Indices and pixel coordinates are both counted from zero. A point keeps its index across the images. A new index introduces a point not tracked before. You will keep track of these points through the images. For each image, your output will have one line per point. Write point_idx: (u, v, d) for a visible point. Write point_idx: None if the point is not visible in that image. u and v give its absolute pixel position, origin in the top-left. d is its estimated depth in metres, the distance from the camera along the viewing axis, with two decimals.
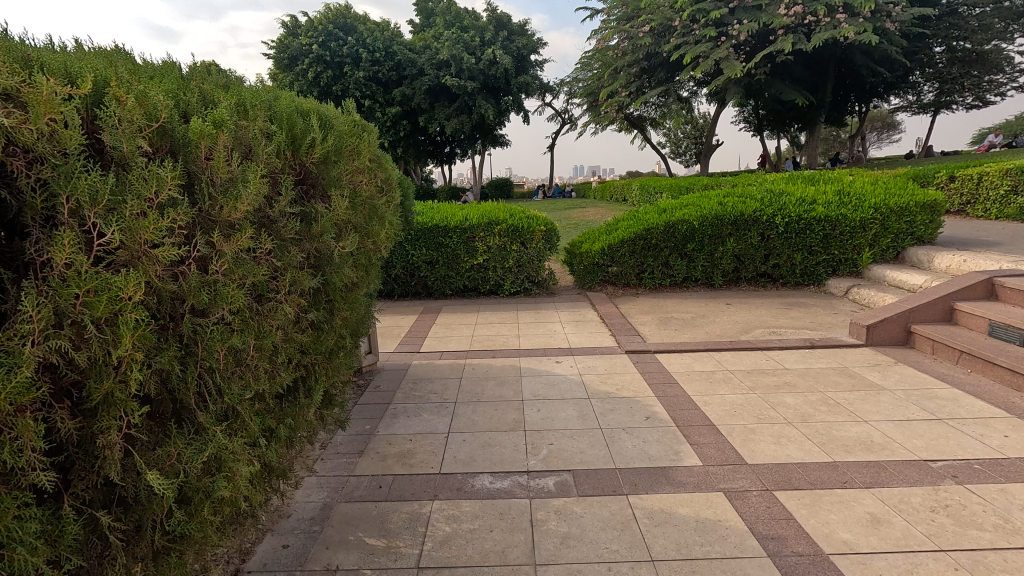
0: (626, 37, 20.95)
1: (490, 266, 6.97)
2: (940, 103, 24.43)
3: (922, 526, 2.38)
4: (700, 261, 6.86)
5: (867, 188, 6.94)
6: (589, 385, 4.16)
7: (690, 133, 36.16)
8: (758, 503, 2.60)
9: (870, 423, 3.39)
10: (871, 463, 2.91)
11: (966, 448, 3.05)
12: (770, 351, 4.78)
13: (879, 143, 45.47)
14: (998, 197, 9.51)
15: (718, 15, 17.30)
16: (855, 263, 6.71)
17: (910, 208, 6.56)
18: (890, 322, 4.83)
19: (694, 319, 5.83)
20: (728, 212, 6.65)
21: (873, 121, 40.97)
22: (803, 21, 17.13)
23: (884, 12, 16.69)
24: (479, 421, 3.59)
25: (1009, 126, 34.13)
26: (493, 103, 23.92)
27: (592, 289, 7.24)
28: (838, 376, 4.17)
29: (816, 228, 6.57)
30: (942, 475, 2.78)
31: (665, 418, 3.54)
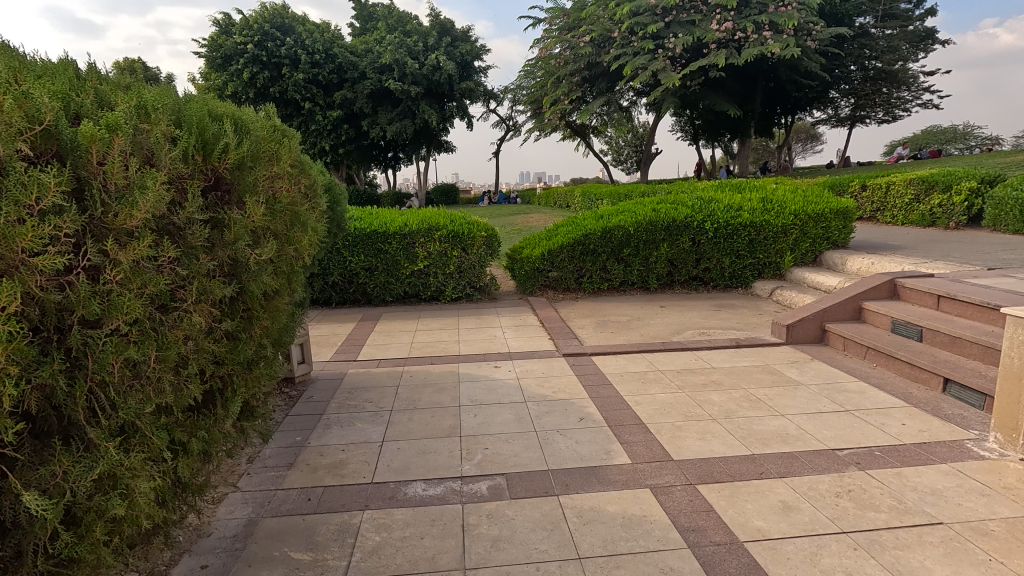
0: (568, 46, 21.48)
1: (431, 272, 6.94)
2: (855, 117, 26.35)
3: (827, 511, 2.56)
4: (636, 265, 7.08)
5: (788, 196, 7.39)
6: (526, 388, 4.21)
7: (631, 141, 37.32)
8: (681, 497, 2.72)
9: (787, 416, 3.60)
10: (785, 454, 3.11)
11: (869, 436, 3.29)
12: (699, 351, 5.00)
13: (803, 153, 48.54)
14: (903, 204, 10.35)
15: (654, 28, 17.94)
16: (778, 266, 7.11)
17: (825, 214, 7.02)
18: (806, 321, 5.16)
19: (630, 322, 6.01)
20: (661, 218, 6.91)
21: (798, 132, 43.78)
22: (733, 37, 18.03)
23: (805, 31, 17.86)
24: (414, 428, 3.56)
25: (915, 140, 37.20)
26: (436, 109, 23.82)
27: (533, 294, 7.34)
28: (760, 373, 4.41)
29: (742, 233, 6.93)
30: (846, 463, 3.00)
31: (598, 418, 3.64)
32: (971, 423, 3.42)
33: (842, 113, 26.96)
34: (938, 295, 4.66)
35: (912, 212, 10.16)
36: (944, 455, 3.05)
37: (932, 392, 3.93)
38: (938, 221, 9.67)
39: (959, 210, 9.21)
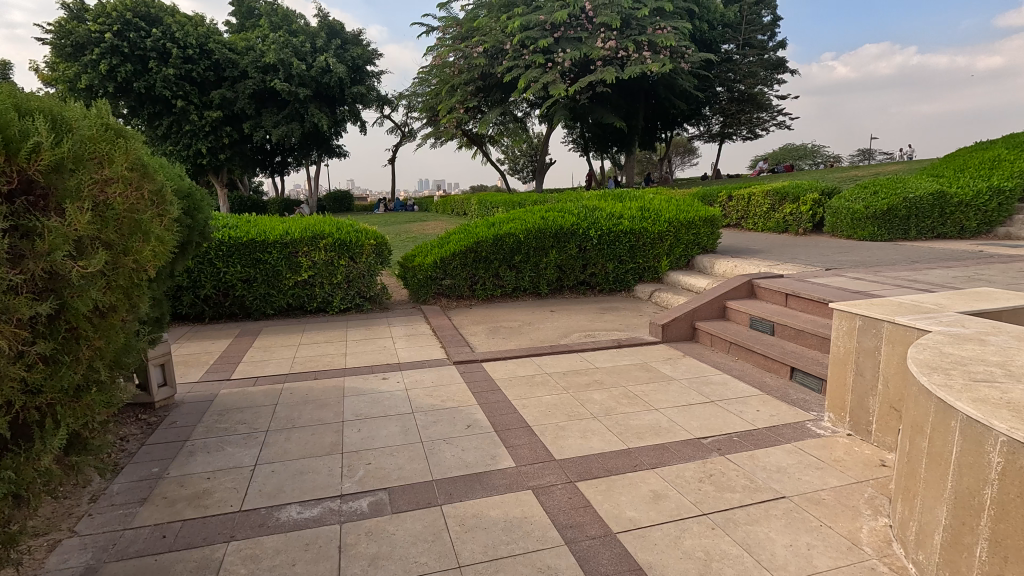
0: (461, 56, 21.61)
1: (317, 283, 6.61)
2: (724, 134, 29.08)
3: (690, 496, 2.77)
4: (527, 271, 7.25)
5: (663, 205, 7.96)
6: (414, 399, 4.13)
7: (526, 151, 38.31)
8: (561, 495, 2.80)
9: (660, 410, 3.86)
10: (657, 446, 3.32)
11: (729, 424, 3.62)
12: (584, 352, 5.21)
13: (682, 166, 52.76)
14: (762, 213, 11.56)
15: (545, 43, 18.60)
16: (656, 270, 7.62)
17: (695, 222, 7.66)
18: (679, 320, 5.57)
19: (521, 327, 6.13)
20: (549, 226, 7.13)
21: (677, 147, 47.50)
22: (616, 55, 19.16)
23: (679, 54, 19.39)
24: (292, 448, 3.35)
25: (774, 156, 41.86)
26: (326, 113, 22.86)
27: (426, 303, 7.25)
28: (638, 370, 4.69)
29: (623, 240, 7.35)
30: (709, 449, 3.26)
31: (486, 424, 3.67)
32: (811, 405, 3.88)
33: (713, 129, 29.63)
34: (786, 294, 5.24)
35: (769, 220, 11.37)
36: (789, 436, 3.42)
37: (782, 378, 4.40)
38: (789, 228, 10.92)
39: (806, 218, 10.48)
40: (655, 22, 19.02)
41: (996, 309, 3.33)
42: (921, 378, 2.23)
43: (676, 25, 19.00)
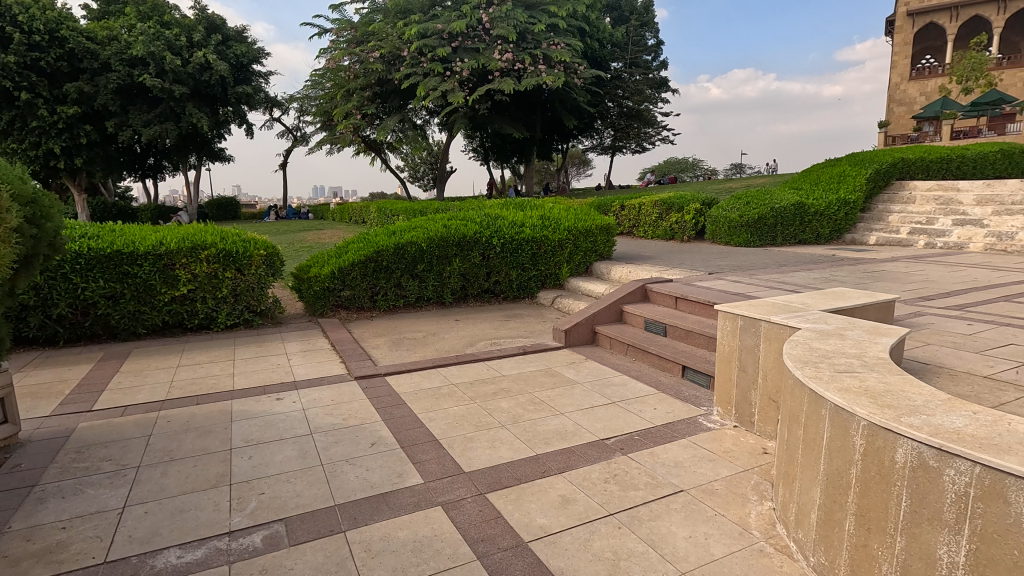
0: (356, 60, 20.99)
1: (198, 297, 6.03)
2: (615, 147, 30.77)
3: (597, 497, 2.84)
4: (430, 280, 7.12)
5: (562, 214, 8.21)
6: (313, 419, 3.88)
7: (426, 158, 37.92)
8: (471, 509, 2.75)
9: (566, 414, 3.94)
10: (563, 450, 3.37)
11: (629, 423, 3.77)
12: (490, 360, 5.20)
13: (578, 176, 55.08)
14: (651, 222, 12.31)
15: (443, 52, 18.58)
16: (558, 277, 7.82)
17: (593, 231, 7.98)
18: (580, 325, 5.75)
19: (425, 338, 6.00)
20: (452, 234, 7.06)
21: (573, 159, 49.49)
22: (513, 67, 19.58)
23: (572, 69, 20.24)
24: (169, 484, 3.00)
25: (660, 169, 44.96)
26: (207, 113, 21.13)
27: (323, 316, 6.87)
28: (543, 376, 4.77)
29: (525, 248, 7.46)
30: (613, 450, 3.37)
31: (392, 440, 3.53)
32: (701, 401, 4.16)
33: (605, 142, 31.23)
34: (676, 297, 5.61)
35: (658, 228, 12.13)
36: (683, 431, 3.64)
37: (675, 376, 4.68)
38: (675, 235, 11.73)
39: (690, 226, 11.33)
40: (550, 38, 19.68)
41: (850, 306, 3.78)
42: (795, 371, 2.45)
43: (569, 42, 19.81)
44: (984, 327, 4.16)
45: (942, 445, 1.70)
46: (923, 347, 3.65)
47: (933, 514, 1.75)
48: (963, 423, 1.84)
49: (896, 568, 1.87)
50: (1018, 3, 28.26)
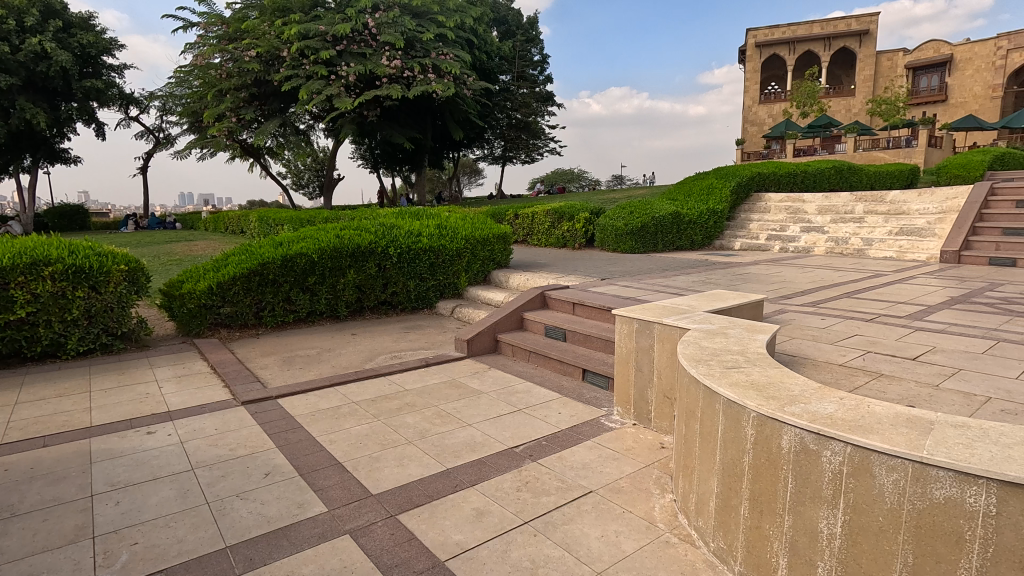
0: (229, 58, 19.45)
1: (41, 321, 5.19)
2: (506, 157, 31.45)
3: (512, 507, 2.83)
4: (322, 293, 6.75)
5: (459, 223, 8.18)
6: (193, 452, 3.48)
7: (311, 165, 36.09)
8: (382, 533, 2.62)
9: (474, 425, 3.90)
10: (474, 462, 3.33)
11: (537, 429, 3.82)
12: (392, 375, 5.02)
13: (469, 185, 55.48)
14: (544, 230, 12.69)
15: (326, 54, 17.86)
16: (456, 286, 7.78)
17: (490, 239, 8.04)
18: (482, 334, 5.74)
19: (319, 355, 5.66)
20: (345, 244, 6.75)
21: (464, 168, 49.76)
22: (402, 74, 19.27)
23: (461, 80, 20.36)
24: (12, 545, 2.52)
25: (549, 180, 46.67)
26: (44, 108, 18.39)
27: (200, 336, 6.24)
28: (448, 388, 4.69)
29: (423, 257, 7.33)
30: (522, 457, 3.39)
31: (289, 468, 3.27)
32: (602, 402, 4.32)
33: (496, 152, 31.79)
34: (573, 303, 5.81)
35: (550, 236, 12.53)
36: (587, 433, 3.76)
37: (576, 380, 4.83)
38: (567, 243, 12.19)
39: (580, 234, 11.84)
40: (438, 47, 19.65)
41: (727, 306, 4.15)
42: (690, 370, 2.63)
43: (458, 53, 19.92)
44: (832, 321, 4.78)
45: (821, 430, 1.90)
46: (788, 340, 4.10)
47: (815, 493, 1.94)
48: (834, 408, 2.07)
49: (784, 545, 2.07)
50: (839, 42, 33.13)
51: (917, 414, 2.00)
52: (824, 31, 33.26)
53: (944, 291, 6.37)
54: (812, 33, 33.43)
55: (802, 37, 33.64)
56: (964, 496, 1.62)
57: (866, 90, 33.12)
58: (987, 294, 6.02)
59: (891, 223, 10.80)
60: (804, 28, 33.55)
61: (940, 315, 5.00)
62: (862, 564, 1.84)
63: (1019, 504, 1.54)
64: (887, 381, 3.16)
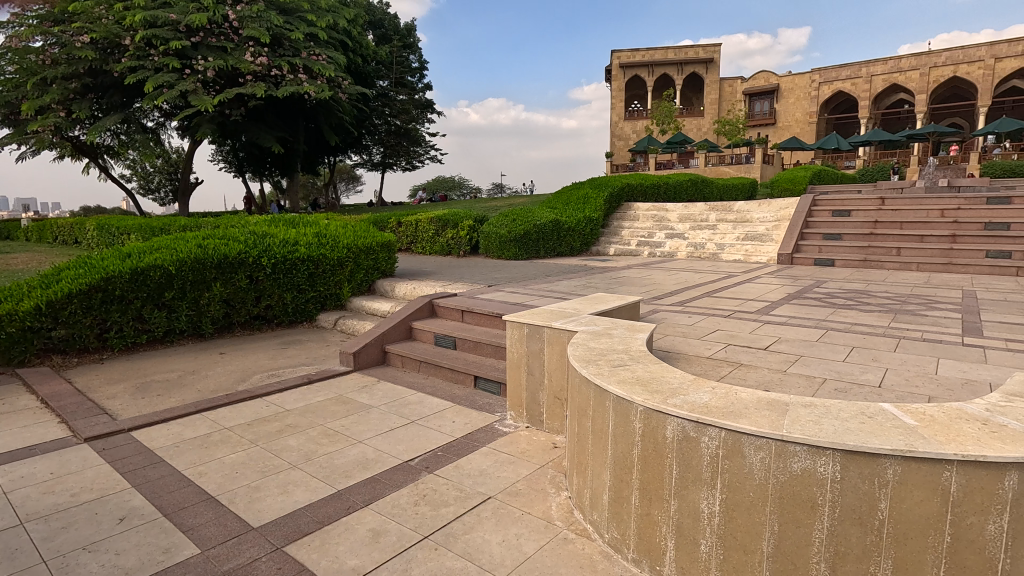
0: (56, 42, 16.88)
1: None
2: (385, 164, 30.76)
3: (410, 522, 2.74)
4: (183, 310, 6.06)
5: (340, 231, 7.80)
6: (21, 503, 2.93)
7: (163, 168, 32.45)
8: (268, 569, 2.40)
9: (365, 441, 3.73)
10: (367, 481, 3.18)
11: (431, 440, 3.75)
12: (270, 395, 4.64)
13: (347, 192, 53.47)
14: (428, 237, 12.56)
15: (178, 46, 16.20)
16: (338, 298, 7.43)
17: (373, 248, 7.78)
18: (369, 346, 5.52)
19: (182, 378, 5.06)
20: (210, 255, 6.12)
21: (341, 173, 47.89)
22: (269, 73, 18.10)
23: (336, 83, 19.54)
24: None
25: (431, 187, 46.47)
26: None
27: (24, 365, 5.30)
28: (334, 405, 4.44)
29: (301, 267, 6.87)
30: (418, 470, 3.30)
31: (149, 509, 2.88)
32: (495, 407, 4.36)
33: (375, 158, 30.96)
34: (462, 310, 5.82)
35: (435, 244, 12.42)
36: (483, 439, 3.77)
37: (468, 387, 4.82)
38: (452, 250, 12.17)
39: (464, 242, 11.89)
40: (309, 47, 18.66)
41: (609, 308, 4.41)
42: (581, 370, 2.74)
43: (331, 55, 19.06)
44: (698, 318, 5.27)
45: (699, 418, 2.08)
46: (663, 338, 4.45)
47: (696, 476, 2.12)
48: (709, 398, 2.27)
49: (671, 529, 2.23)
50: (690, 68, 36.91)
51: (775, 398, 2.26)
52: (677, 56, 36.81)
53: (783, 288, 7.33)
54: (667, 58, 36.84)
55: (659, 61, 36.95)
56: (816, 466, 1.86)
57: (713, 111, 37.21)
58: (816, 290, 7.01)
59: (738, 229, 12.20)
60: (661, 53, 36.88)
61: (782, 310, 5.73)
62: (737, 537, 2.04)
63: (857, 468, 1.81)
64: (746, 369, 3.56)
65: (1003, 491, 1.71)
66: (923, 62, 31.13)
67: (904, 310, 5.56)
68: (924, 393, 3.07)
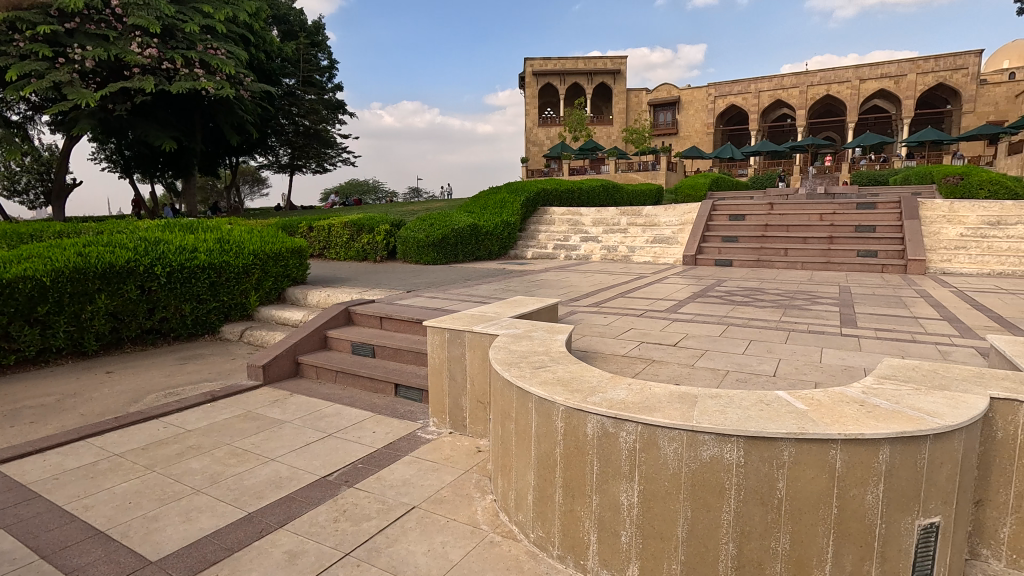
0: None
1: None
2: (294, 166, 29.43)
3: (330, 540, 2.62)
4: (61, 326, 5.43)
5: (245, 236, 7.32)
6: None
7: (32, 167, 28.93)
8: None
9: (278, 459, 3.52)
10: (281, 500, 3.00)
11: (351, 452, 3.61)
12: (168, 416, 4.26)
13: (251, 195, 50.52)
14: (342, 242, 12.12)
15: (48, 31, 14.52)
16: (244, 307, 6.98)
17: (282, 254, 7.40)
18: (280, 358, 5.22)
19: (61, 402, 4.52)
20: (93, 264, 5.51)
21: (245, 175, 45.15)
22: (160, 66, 16.72)
23: (238, 80, 18.38)
24: None
25: (343, 191, 44.99)
26: None
27: None
28: (242, 422, 4.16)
29: (202, 276, 6.38)
30: (337, 485, 3.17)
31: (23, 552, 2.54)
32: (417, 415, 4.29)
33: (283, 160, 29.51)
34: (380, 317, 5.67)
35: (349, 249, 12.02)
36: (405, 448, 3.68)
37: (388, 396, 4.70)
38: (367, 256, 11.83)
39: (381, 247, 11.61)
40: (206, 40, 17.34)
41: (528, 311, 4.48)
42: (504, 373, 2.76)
43: (231, 49, 17.85)
44: (613, 318, 5.49)
45: (617, 414, 2.17)
46: (581, 338, 4.59)
47: (615, 469, 2.20)
48: (625, 394, 2.37)
49: (594, 523, 2.30)
50: (599, 78, 38.47)
51: (685, 391, 2.40)
52: (587, 67, 38.23)
53: (688, 287, 7.81)
54: (577, 68, 38.13)
55: (570, 70, 38.18)
56: (723, 452, 2.00)
57: (621, 120, 38.99)
58: (717, 289, 7.54)
59: (647, 233, 12.86)
60: (571, 63, 38.10)
61: (688, 308, 6.12)
62: (655, 526, 2.14)
63: (758, 452, 1.96)
64: (658, 365, 3.75)
65: (878, 464, 1.93)
66: (801, 81, 34.45)
67: (792, 305, 6.12)
68: (811, 379, 3.40)
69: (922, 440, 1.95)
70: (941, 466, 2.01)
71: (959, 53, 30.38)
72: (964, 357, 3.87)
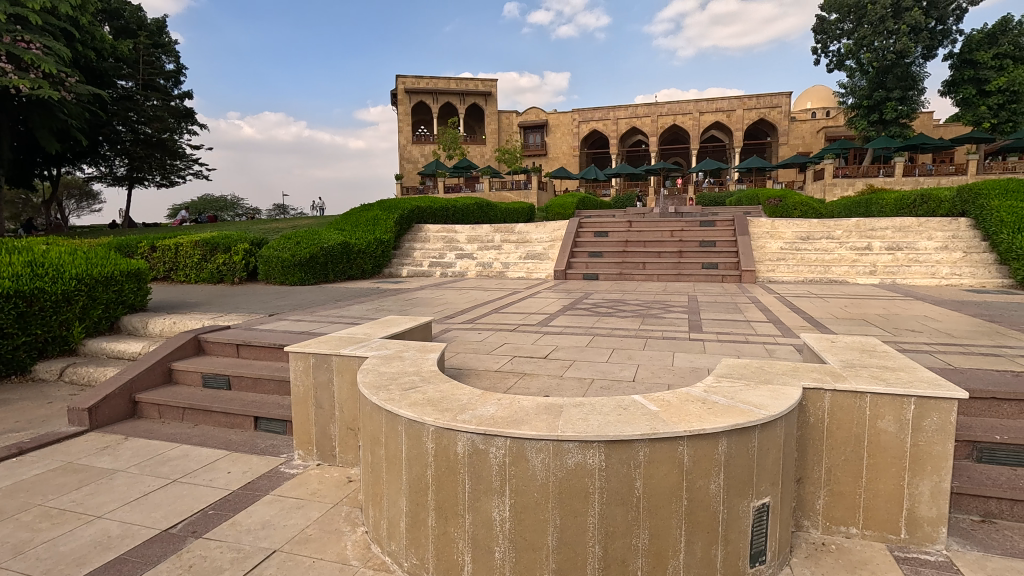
0: None
1: None
2: (133, 178, 26.25)
3: None
4: None
5: (65, 258, 6.29)
6: None
7: None
8: None
9: (106, 516, 3.03)
10: (111, 563, 2.59)
11: (199, 499, 3.22)
12: None
13: (79, 211, 44.08)
14: (193, 263, 10.92)
15: None
16: (65, 340, 5.98)
17: (114, 278, 6.48)
18: (111, 397, 4.53)
19: None
20: None
21: (68, 187, 39.25)
22: None
23: (58, 79, 15.95)
24: None
25: (195, 207, 40.93)
26: None
27: None
28: (62, 476, 3.54)
29: (6, 306, 5.31)
30: (181, 538, 2.81)
31: None
32: (280, 448, 3.96)
33: (118, 172, 26.19)
34: (236, 344, 5.18)
35: (202, 271, 10.87)
36: (265, 488, 3.37)
37: (246, 431, 4.28)
38: (224, 277, 10.81)
39: (239, 268, 10.67)
40: (16, 31, 14.70)
41: (400, 331, 4.37)
42: (372, 398, 2.64)
43: (49, 45, 15.38)
44: (486, 333, 5.55)
45: (485, 431, 2.18)
46: (454, 356, 4.56)
47: (487, 486, 2.20)
48: (495, 410, 2.39)
49: (468, 543, 2.27)
50: (470, 99, 39.27)
51: (551, 402, 2.48)
52: (459, 87, 38.89)
53: (558, 301, 8.17)
54: (449, 88, 38.52)
55: (441, 90, 38.54)
56: (585, 459, 2.08)
57: (493, 140, 40.13)
58: (585, 302, 7.96)
59: (520, 249, 13.26)
60: (443, 82, 38.46)
61: (558, 320, 6.39)
62: (525, 537, 2.17)
63: (617, 455, 2.07)
64: (529, 378, 3.85)
65: (718, 455, 2.15)
66: (652, 111, 38.08)
67: (649, 314, 6.65)
68: (664, 381, 3.71)
69: (752, 430, 2.20)
70: (768, 451, 2.30)
71: (774, 94, 35.57)
72: (785, 354, 4.49)
